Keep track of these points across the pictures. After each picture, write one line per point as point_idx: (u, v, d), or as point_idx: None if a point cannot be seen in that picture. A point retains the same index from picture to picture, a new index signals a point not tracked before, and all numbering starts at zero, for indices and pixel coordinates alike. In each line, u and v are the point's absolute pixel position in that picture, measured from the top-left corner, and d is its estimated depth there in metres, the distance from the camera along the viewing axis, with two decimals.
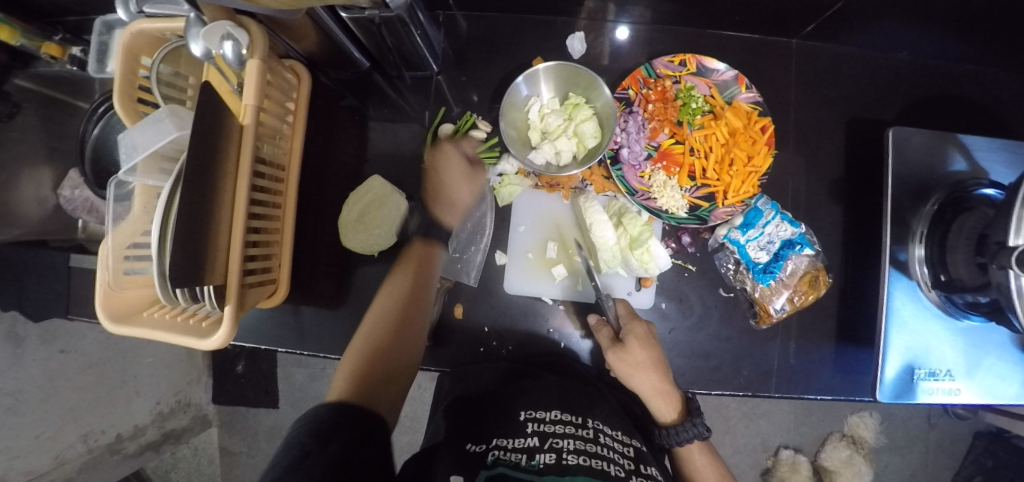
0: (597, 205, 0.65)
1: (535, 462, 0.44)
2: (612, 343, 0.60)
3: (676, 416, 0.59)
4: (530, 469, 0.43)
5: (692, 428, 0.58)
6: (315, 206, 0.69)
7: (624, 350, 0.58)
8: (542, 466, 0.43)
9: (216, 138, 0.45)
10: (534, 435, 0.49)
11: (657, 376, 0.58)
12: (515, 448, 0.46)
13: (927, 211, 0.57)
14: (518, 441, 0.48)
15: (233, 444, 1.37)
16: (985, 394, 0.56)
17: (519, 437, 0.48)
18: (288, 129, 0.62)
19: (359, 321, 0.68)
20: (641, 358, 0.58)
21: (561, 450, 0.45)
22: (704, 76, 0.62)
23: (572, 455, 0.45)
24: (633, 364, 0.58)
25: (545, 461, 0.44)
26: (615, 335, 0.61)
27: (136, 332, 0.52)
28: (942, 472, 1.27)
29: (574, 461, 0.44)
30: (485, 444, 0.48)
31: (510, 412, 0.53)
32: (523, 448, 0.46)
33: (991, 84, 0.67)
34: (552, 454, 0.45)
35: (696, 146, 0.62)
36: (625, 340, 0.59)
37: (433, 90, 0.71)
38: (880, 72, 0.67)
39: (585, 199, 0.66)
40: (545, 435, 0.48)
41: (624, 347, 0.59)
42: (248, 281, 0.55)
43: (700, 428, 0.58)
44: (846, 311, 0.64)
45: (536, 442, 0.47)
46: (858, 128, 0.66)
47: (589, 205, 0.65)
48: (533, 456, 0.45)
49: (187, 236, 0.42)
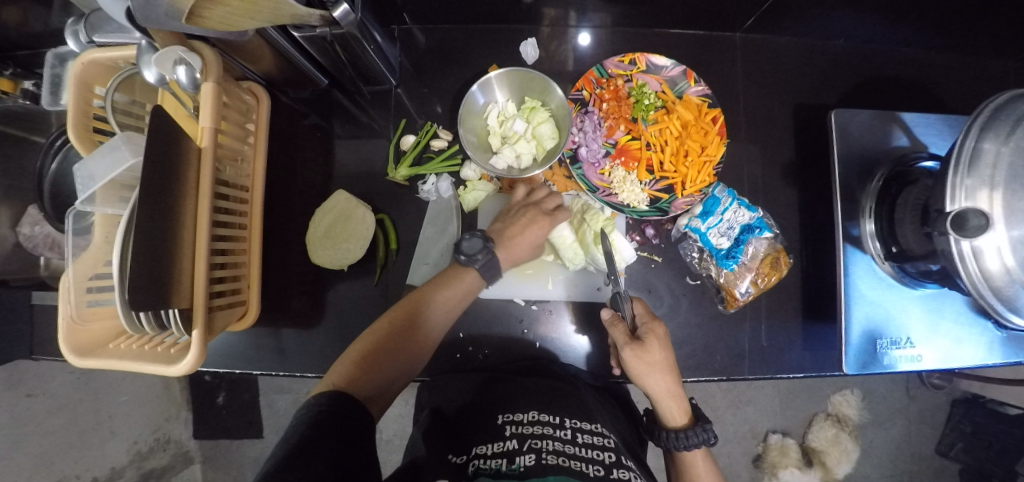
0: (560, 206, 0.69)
1: (515, 465, 0.43)
2: (630, 340, 0.58)
3: (685, 420, 0.60)
4: (511, 473, 0.42)
5: (700, 433, 0.59)
6: (283, 225, 0.69)
7: (643, 349, 0.57)
8: (523, 468, 0.43)
9: (172, 162, 0.45)
10: (512, 437, 0.49)
11: (672, 381, 0.59)
12: (494, 453, 0.46)
13: (874, 187, 0.60)
14: (498, 445, 0.48)
15: (218, 480, 1.33)
16: (945, 357, 0.59)
17: (498, 441, 0.49)
18: (249, 150, 0.62)
19: (335, 338, 0.67)
20: (658, 358, 0.58)
21: (541, 451, 0.45)
22: (654, 74, 0.65)
23: (551, 455, 0.45)
24: (647, 366, 0.57)
25: (525, 463, 0.44)
26: (632, 332, 0.59)
27: (104, 363, 0.51)
28: (925, 443, 1.30)
29: (552, 460, 0.44)
30: (465, 454, 0.47)
31: (489, 417, 0.54)
32: (503, 452, 0.46)
33: (924, 64, 0.71)
34: (531, 455, 0.45)
35: (652, 140, 0.64)
36: (643, 338, 0.58)
37: (395, 102, 0.72)
38: (820, 59, 0.71)
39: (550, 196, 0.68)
40: (524, 437, 0.49)
41: (643, 346, 0.58)
42: (216, 304, 0.54)
43: (709, 433, 0.59)
44: (810, 290, 0.66)
45: (515, 444, 0.47)
46: (805, 114, 0.70)
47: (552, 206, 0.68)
48: (513, 459, 0.45)
49: (148, 262, 0.42)
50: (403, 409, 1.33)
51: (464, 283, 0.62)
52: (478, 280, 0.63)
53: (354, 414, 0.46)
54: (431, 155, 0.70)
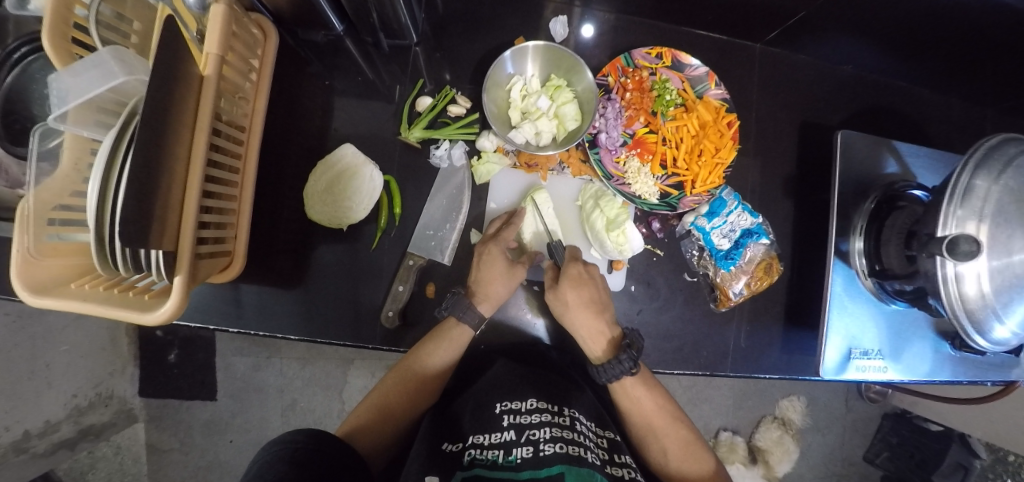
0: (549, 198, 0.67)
1: (512, 457, 0.45)
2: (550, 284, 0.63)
3: (607, 351, 0.61)
4: (507, 465, 0.44)
5: (616, 365, 0.58)
6: (275, 176, 0.65)
7: (557, 293, 0.61)
8: (519, 460, 0.44)
9: (176, 87, 0.41)
10: (510, 428, 0.49)
11: (596, 318, 0.61)
12: (492, 444, 0.48)
13: (866, 208, 0.63)
14: (495, 436, 0.49)
15: (162, 442, 1.25)
16: (905, 371, 0.64)
17: (496, 432, 0.50)
18: (250, 88, 0.57)
19: (321, 300, 0.64)
20: (571, 298, 0.60)
21: (538, 442, 0.46)
22: (678, 71, 0.65)
23: (548, 445, 0.45)
24: (565, 306, 0.61)
25: (523, 455, 0.45)
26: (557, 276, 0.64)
27: (66, 305, 0.45)
28: (855, 450, 1.43)
29: (550, 450, 0.44)
30: (461, 443, 0.50)
31: (488, 405, 0.54)
32: (500, 443, 0.47)
33: (915, 99, 0.76)
34: (529, 447, 0.45)
35: (669, 136, 0.65)
36: (559, 282, 0.62)
37: (410, 63, 0.69)
38: (828, 80, 0.74)
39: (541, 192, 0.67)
40: (522, 427, 0.49)
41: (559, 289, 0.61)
42: (203, 251, 0.50)
43: (627, 364, 0.58)
44: (793, 298, 0.70)
45: (513, 435, 0.48)
46: (809, 131, 0.73)
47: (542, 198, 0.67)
48: (510, 451, 0.46)
49: (139, 192, 0.37)
50: (370, 381, 1.31)
51: (457, 336, 0.61)
52: (467, 330, 0.61)
53: (335, 446, 0.48)
54: (446, 121, 0.68)
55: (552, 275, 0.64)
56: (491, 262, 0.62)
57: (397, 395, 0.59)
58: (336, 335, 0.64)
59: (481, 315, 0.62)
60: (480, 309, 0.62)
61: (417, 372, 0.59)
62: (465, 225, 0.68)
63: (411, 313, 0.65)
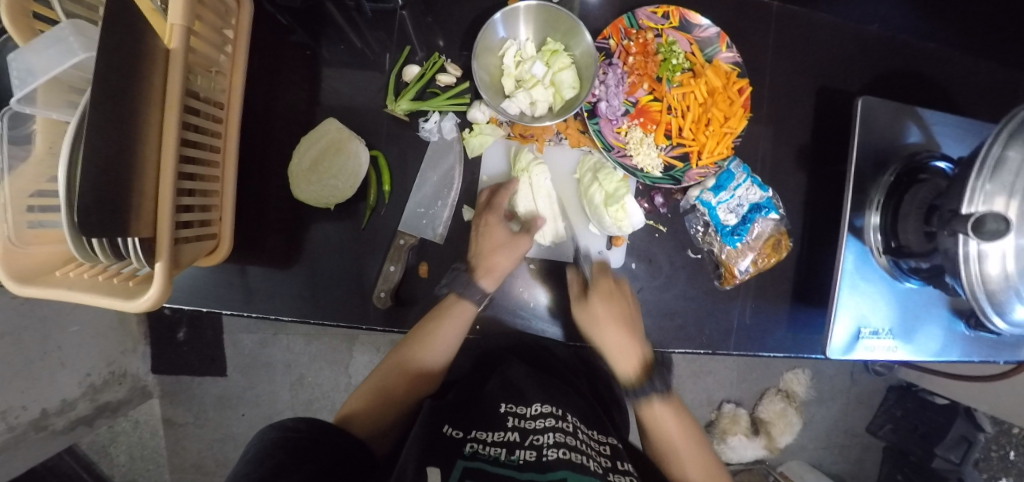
0: (543, 170, 0.64)
1: (513, 458, 0.44)
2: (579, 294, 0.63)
3: (636, 370, 0.61)
4: (509, 465, 0.43)
5: (648, 388, 0.59)
6: (260, 154, 0.62)
7: (585, 305, 0.61)
8: (521, 462, 0.43)
9: (137, 64, 0.37)
10: (513, 430, 0.50)
11: (629, 340, 0.60)
12: (494, 442, 0.47)
13: (885, 181, 0.59)
14: (497, 434, 0.49)
15: (176, 415, 1.29)
16: (914, 351, 0.62)
17: (498, 431, 0.50)
18: (226, 62, 0.53)
19: (314, 282, 0.63)
20: (602, 312, 0.60)
21: (541, 447, 0.45)
22: (686, 31, 0.61)
23: (552, 450, 0.44)
24: (595, 318, 0.60)
25: (524, 457, 0.44)
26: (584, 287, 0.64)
27: (52, 293, 0.44)
28: (859, 422, 1.43)
29: (553, 455, 0.44)
30: (463, 432, 0.49)
31: (490, 405, 0.55)
32: (502, 443, 0.47)
33: (944, 60, 0.70)
34: (532, 451, 0.45)
35: (674, 104, 0.61)
36: (589, 294, 0.62)
37: (397, 28, 0.64)
38: (851, 40, 0.68)
39: (536, 163, 0.64)
40: (526, 431, 0.49)
41: (588, 302, 0.61)
42: (183, 236, 0.48)
43: (658, 387, 0.60)
44: (802, 274, 0.67)
45: (516, 438, 0.48)
46: (826, 97, 0.67)
47: (537, 169, 0.64)
48: (512, 452, 0.46)
49: (103, 179, 0.35)
50: (374, 355, 1.32)
51: (459, 311, 0.61)
52: (468, 305, 0.62)
53: (327, 436, 0.46)
54: (435, 91, 0.64)
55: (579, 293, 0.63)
56: (489, 233, 0.62)
57: (396, 376, 0.61)
58: (330, 315, 0.63)
59: (484, 291, 0.62)
60: (481, 284, 0.62)
61: (419, 352, 0.61)
62: (458, 201, 0.65)
63: (404, 294, 0.63)
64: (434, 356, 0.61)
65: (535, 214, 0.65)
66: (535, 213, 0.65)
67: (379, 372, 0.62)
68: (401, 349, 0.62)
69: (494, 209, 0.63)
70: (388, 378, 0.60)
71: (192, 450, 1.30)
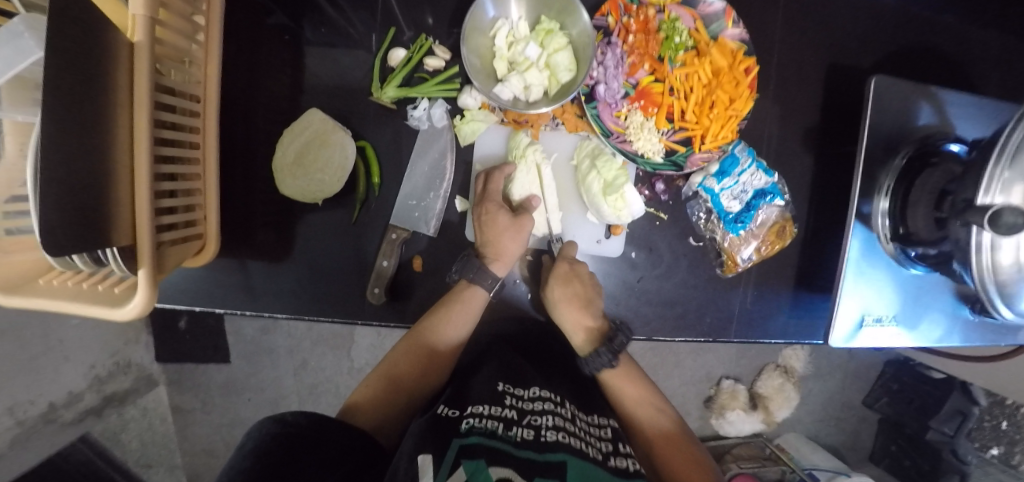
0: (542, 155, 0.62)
1: (511, 433, 0.44)
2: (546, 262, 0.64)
3: (589, 340, 0.62)
4: (507, 439, 0.43)
5: (596, 358, 0.60)
6: (243, 146, 0.59)
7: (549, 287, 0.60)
8: (519, 439, 0.43)
9: (97, 61, 0.34)
10: (511, 408, 0.50)
11: (581, 313, 0.59)
12: (491, 416, 0.47)
13: (896, 165, 0.57)
14: (496, 409, 0.48)
15: (184, 402, 1.31)
16: (918, 336, 0.61)
17: (496, 406, 0.49)
18: (199, 51, 0.50)
19: (310, 278, 0.61)
20: (559, 295, 0.59)
21: (539, 428, 0.46)
22: (690, 8, 0.57)
23: (551, 432, 0.45)
24: (554, 303, 0.60)
25: (522, 434, 0.44)
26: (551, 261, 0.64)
27: (34, 303, 0.42)
28: (855, 395, 1.45)
29: (552, 437, 0.44)
30: (459, 409, 0.49)
31: (489, 380, 0.55)
32: (499, 417, 0.47)
33: (964, 34, 0.66)
34: (530, 430, 0.45)
35: (677, 86, 0.57)
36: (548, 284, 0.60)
37: (381, 7, 0.60)
38: (866, 11, 0.63)
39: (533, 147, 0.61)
40: (524, 411, 0.49)
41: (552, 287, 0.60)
42: (166, 239, 0.46)
43: (606, 358, 0.60)
44: (806, 260, 0.65)
45: (514, 415, 0.48)
46: (837, 74, 0.64)
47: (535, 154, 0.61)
48: (510, 427, 0.45)
49: (70, 186, 0.32)
50: (376, 340, 1.33)
51: (470, 297, 0.60)
52: (481, 291, 0.60)
53: (322, 426, 0.44)
54: (423, 76, 0.61)
55: (547, 276, 0.61)
56: (492, 223, 0.58)
57: (405, 364, 0.60)
58: (325, 312, 0.62)
59: (495, 276, 0.61)
60: (493, 269, 0.60)
61: (432, 343, 0.60)
62: (451, 192, 0.63)
63: (399, 288, 0.62)
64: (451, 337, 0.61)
65: (530, 193, 0.62)
66: (531, 193, 0.63)
67: (386, 359, 0.61)
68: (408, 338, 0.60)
69: (493, 196, 0.59)
70: (396, 366, 0.60)
71: (202, 435, 1.33)
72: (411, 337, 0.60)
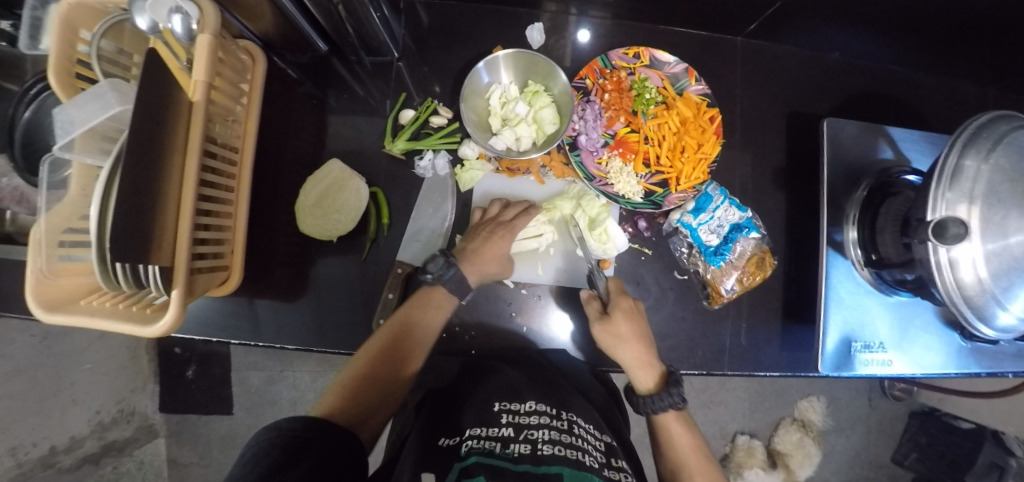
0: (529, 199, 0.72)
1: (509, 451, 0.44)
2: (600, 315, 0.62)
3: (654, 383, 0.62)
4: (505, 457, 0.43)
5: (660, 400, 0.60)
6: (270, 193, 0.67)
7: (609, 322, 0.60)
8: (516, 455, 0.43)
9: (163, 114, 0.42)
10: (508, 425, 0.49)
11: (643, 352, 0.61)
12: (489, 436, 0.47)
13: (859, 196, 0.62)
14: (493, 430, 0.48)
15: (181, 457, 1.29)
16: (913, 363, 0.62)
17: (493, 426, 0.49)
18: (241, 110, 0.60)
19: (320, 312, 0.66)
20: (624, 330, 0.60)
21: (535, 442, 0.46)
22: (657, 69, 0.66)
23: (547, 446, 0.45)
24: (618, 339, 0.60)
25: (520, 450, 0.44)
26: (603, 308, 0.63)
27: (75, 320, 0.47)
28: (882, 451, 1.36)
29: (548, 451, 0.44)
30: (457, 436, 0.47)
31: (487, 403, 0.53)
32: (496, 436, 0.47)
33: (909, 84, 0.74)
34: (527, 445, 0.45)
35: (650, 135, 0.66)
36: (611, 313, 0.61)
37: (394, 76, 0.71)
38: (816, 69, 0.72)
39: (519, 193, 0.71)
40: (520, 426, 0.49)
41: (611, 320, 0.61)
42: (198, 267, 0.52)
43: (673, 400, 0.60)
44: (791, 293, 0.68)
45: (511, 432, 0.48)
46: (797, 121, 0.72)
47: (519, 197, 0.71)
48: (507, 445, 0.45)
49: (130, 212, 0.39)
50: None
51: (443, 301, 0.63)
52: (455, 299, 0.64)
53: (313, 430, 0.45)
54: (429, 131, 0.70)
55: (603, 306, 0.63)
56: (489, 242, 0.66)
57: (384, 364, 0.58)
58: (333, 344, 0.66)
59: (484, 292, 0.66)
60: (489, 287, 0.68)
61: (410, 352, 0.60)
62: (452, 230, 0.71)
63: None
64: (428, 332, 0.61)
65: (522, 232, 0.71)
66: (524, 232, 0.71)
67: (360, 357, 0.58)
68: (384, 337, 0.60)
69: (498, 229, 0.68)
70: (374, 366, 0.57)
71: None
72: (388, 335, 0.60)
